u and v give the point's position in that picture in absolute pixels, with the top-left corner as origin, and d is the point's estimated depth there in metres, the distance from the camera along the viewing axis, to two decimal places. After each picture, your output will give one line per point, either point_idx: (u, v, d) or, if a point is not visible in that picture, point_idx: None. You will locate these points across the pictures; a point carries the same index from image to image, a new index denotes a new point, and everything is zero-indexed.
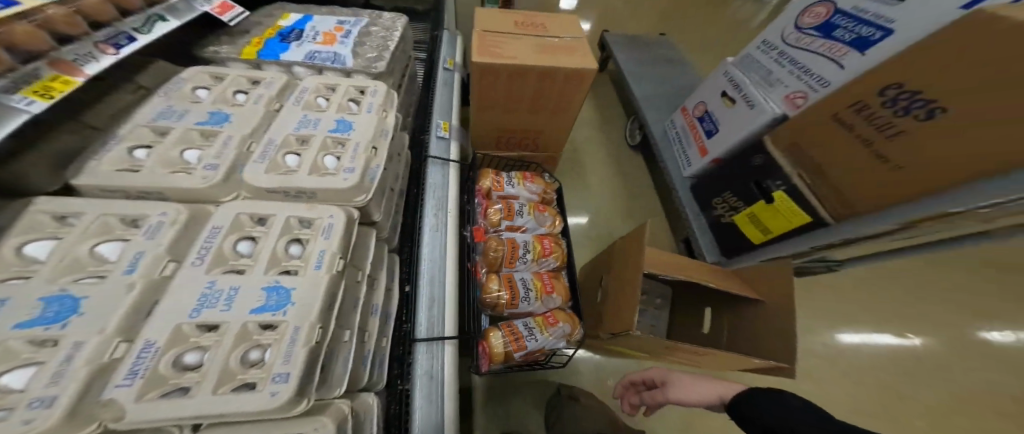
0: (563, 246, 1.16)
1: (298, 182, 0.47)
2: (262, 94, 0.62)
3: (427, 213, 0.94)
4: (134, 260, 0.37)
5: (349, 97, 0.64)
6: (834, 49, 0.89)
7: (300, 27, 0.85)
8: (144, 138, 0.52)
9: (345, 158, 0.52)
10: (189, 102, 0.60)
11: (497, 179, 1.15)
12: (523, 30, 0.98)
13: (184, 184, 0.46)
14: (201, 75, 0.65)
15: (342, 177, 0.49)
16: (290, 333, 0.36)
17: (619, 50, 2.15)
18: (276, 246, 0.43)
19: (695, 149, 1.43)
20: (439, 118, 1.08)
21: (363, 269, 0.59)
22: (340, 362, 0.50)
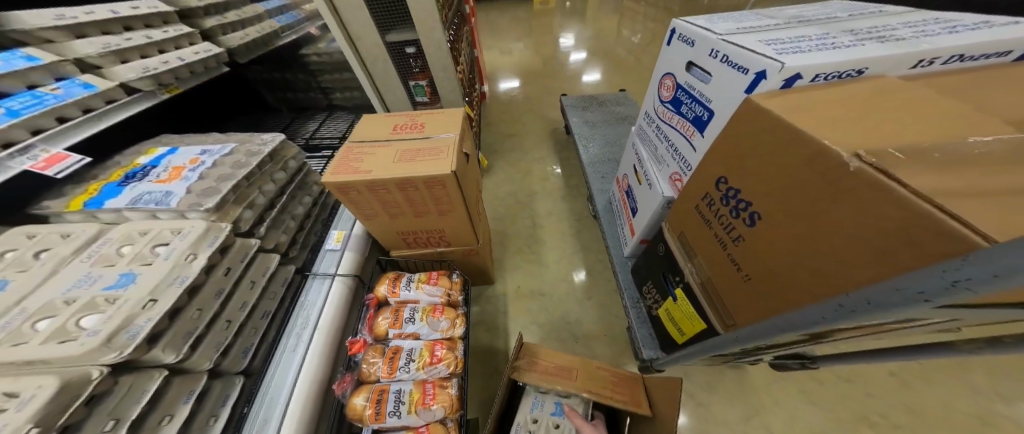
0: (458, 351, 1.04)
1: (23, 354, 0.52)
2: (61, 252, 0.69)
3: (291, 333, 0.92)
4: None
5: (155, 243, 0.72)
6: (685, 128, 0.86)
7: (154, 163, 0.91)
8: None
9: (104, 317, 0.59)
10: None
11: (393, 281, 1.15)
12: (393, 138, 0.97)
13: None
14: (14, 236, 0.70)
15: (79, 342, 0.55)
16: None
17: (574, 115, 2.15)
18: None
19: (627, 226, 1.29)
20: (338, 228, 1.16)
21: (122, 421, 0.57)
22: None
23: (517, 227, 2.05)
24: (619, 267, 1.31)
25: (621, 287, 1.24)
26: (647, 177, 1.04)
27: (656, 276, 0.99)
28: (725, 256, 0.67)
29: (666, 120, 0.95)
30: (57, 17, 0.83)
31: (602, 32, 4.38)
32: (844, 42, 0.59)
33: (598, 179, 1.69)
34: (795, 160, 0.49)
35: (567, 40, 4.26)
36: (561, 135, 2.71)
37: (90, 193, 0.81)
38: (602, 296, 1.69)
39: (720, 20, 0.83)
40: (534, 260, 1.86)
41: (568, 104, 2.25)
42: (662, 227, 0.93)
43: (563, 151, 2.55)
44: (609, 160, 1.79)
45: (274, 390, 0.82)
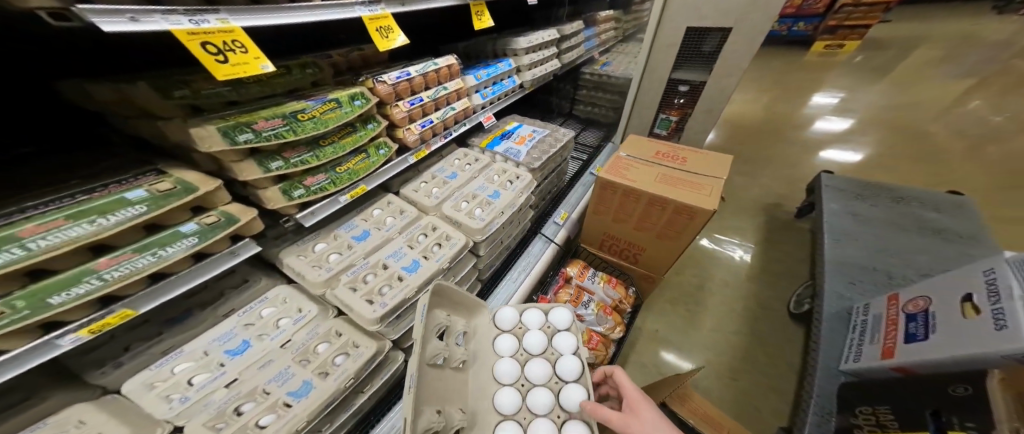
0: (609, 350, 1.19)
1: (456, 217, 1.03)
2: (473, 168, 1.20)
3: (514, 270, 1.24)
4: (391, 226, 0.98)
5: (508, 179, 1.16)
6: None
7: (513, 129, 1.37)
8: (426, 178, 1.15)
9: (483, 213, 1.05)
10: (449, 166, 1.21)
11: (582, 271, 1.34)
12: (657, 161, 1.13)
13: (424, 202, 1.07)
14: (461, 154, 1.26)
15: (477, 221, 1.02)
16: (399, 290, 0.83)
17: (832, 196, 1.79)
18: (427, 245, 0.95)
19: (876, 346, 1.02)
20: (563, 209, 1.45)
21: (455, 275, 1.02)
22: (406, 321, 0.91)
23: (686, 278, 1.90)
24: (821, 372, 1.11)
25: (810, 391, 1.07)
26: (998, 307, 0.74)
27: (904, 405, 0.81)
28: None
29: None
30: (529, 42, 1.23)
31: (899, 110, 3.29)
32: None
33: (843, 283, 1.35)
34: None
35: (845, 106, 3.37)
36: (781, 214, 2.29)
37: (489, 139, 1.32)
38: (766, 410, 1.38)
39: None
40: (694, 322, 1.69)
41: (822, 186, 1.87)
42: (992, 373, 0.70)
43: (775, 232, 2.17)
44: (867, 268, 1.40)
45: (496, 297, 1.15)
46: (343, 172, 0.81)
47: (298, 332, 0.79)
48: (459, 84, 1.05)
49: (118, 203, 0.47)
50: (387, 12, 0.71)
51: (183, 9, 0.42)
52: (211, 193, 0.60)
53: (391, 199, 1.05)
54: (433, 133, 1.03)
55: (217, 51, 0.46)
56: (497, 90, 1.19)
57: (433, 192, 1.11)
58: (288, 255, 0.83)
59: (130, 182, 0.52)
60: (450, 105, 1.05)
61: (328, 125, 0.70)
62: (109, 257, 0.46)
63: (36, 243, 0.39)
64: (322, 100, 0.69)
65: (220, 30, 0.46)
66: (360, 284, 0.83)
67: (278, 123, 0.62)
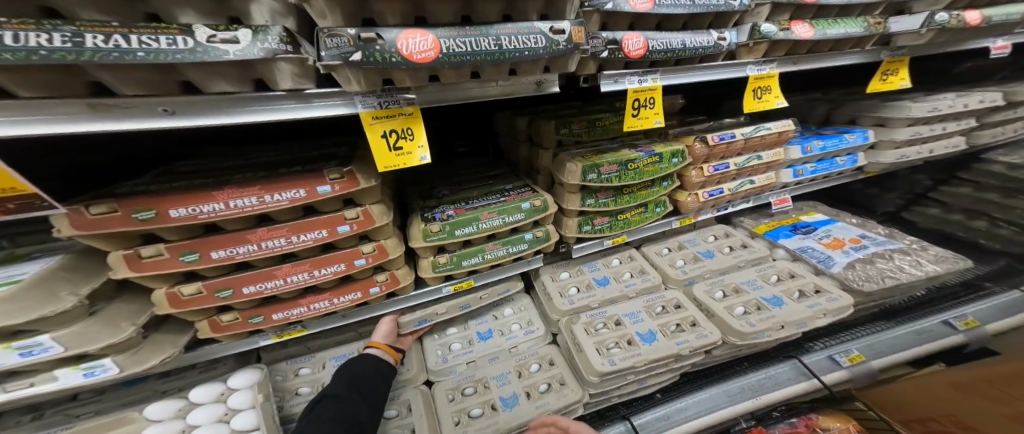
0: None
1: (709, 305, 0.84)
2: (742, 254, 0.96)
3: (734, 381, 0.89)
4: (630, 282, 0.93)
5: (801, 288, 0.83)
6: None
7: (817, 224, 1.00)
8: (675, 245, 1.03)
9: (751, 317, 0.79)
10: (705, 240, 1.03)
11: (852, 433, 0.80)
12: None
13: (668, 270, 0.96)
14: (721, 230, 1.05)
15: (744, 324, 0.78)
16: (630, 356, 0.76)
17: None
18: (668, 320, 0.83)
19: None
20: (854, 347, 0.93)
21: (676, 365, 0.83)
22: (612, 386, 0.82)
23: None
24: None
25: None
26: None
27: None
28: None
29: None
30: (931, 109, 0.87)
31: None
32: None
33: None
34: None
35: None
36: None
37: (768, 225, 1.03)
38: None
39: None
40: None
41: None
42: None
43: None
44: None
45: (698, 402, 0.86)
46: (620, 220, 0.85)
47: (523, 342, 0.90)
48: (778, 155, 0.85)
49: (515, 208, 0.70)
50: (777, 72, 0.60)
51: (638, 72, 0.53)
52: (551, 214, 0.77)
53: (632, 255, 1.01)
54: (713, 205, 0.91)
55: (637, 106, 0.57)
56: (822, 169, 0.91)
57: (681, 264, 0.96)
58: (544, 273, 0.96)
59: (518, 192, 0.76)
60: (749, 177, 0.88)
61: (643, 177, 0.76)
62: (492, 244, 0.72)
63: (481, 224, 0.67)
64: (650, 153, 0.75)
65: (645, 89, 0.55)
66: (593, 329, 0.84)
67: (614, 169, 0.74)
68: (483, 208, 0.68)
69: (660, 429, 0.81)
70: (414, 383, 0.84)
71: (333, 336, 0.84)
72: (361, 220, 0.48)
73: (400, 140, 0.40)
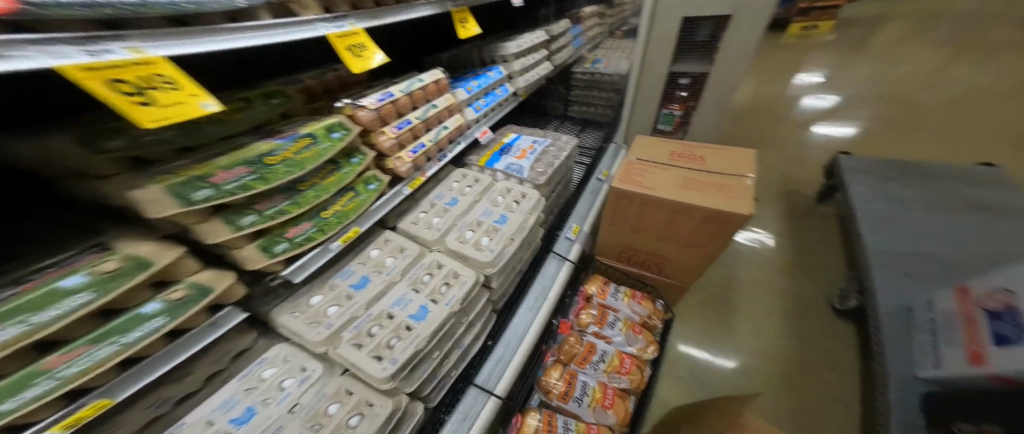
0: (645, 374, 1.10)
1: (461, 251, 0.92)
2: (474, 190, 1.09)
3: (529, 294, 1.12)
4: (391, 269, 0.88)
5: (513, 199, 1.04)
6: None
7: (512, 142, 1.26)
8: (425, 207, 1.04)
9: (491, 243, 0.93)
10: (445, 188, 1.10)
11: (603, 287, 1.25)
12: (675, 161, 0.98)
13: (426, 236, 0.97)
14: (456, 175, 1.15)
15: (485, 253, 0.90)
16: (410, 340, 0.74)
17: (858, 180, 1.69)
18: (433, 284, 0.85)
19: (955, 349, 0.91)
20: (574, 221, 1.33)
21: (466, 315, 0.90)
22: (423, 371, 0.79)
23: (714, 279, 1.80)
24: (895, 384, 1.03)
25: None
26: None
27: None
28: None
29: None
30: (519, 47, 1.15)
31: (892, 85, 3.22)
32: None
33: (888, 275, 1.25)
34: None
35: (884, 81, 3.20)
36: (799, 199, 2.18)
37: (488, 156, 1.22)
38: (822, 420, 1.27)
39: None
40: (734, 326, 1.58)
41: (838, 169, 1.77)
42: None
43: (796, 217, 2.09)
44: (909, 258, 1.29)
45: (513, 329, 1.03)
46: (329, 217, 0.73)
47: (305, 394, 0.70)
48: (449, 100, 0.97)
49: (55, 296, 0.36)
50: (358, 27, 0.62)
51: (70, 38, 0.30)
52: (176, 261, 0.49)
53: (387, 238, 0.95)
54: (428, 157, 0.94)
55: (137, 91, 0.35)
56: (491, 101, 1.11)
57: (436, 222, 1.00)
58: (280, 315, 0.74)
59: (70, 259, 0.41)
60: (442, 124, 0.96)
61: (304, 166, 0.62)
62: (50, 359, 0.37)
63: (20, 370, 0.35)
64: (293, 137, 0.61)
65: (138, 63, 0.36)
66: (364, 340, 0.73)
67: (246, 173, 0.53)
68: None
69: (496, 379, 0.92)
70: None
71: None
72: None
73: None
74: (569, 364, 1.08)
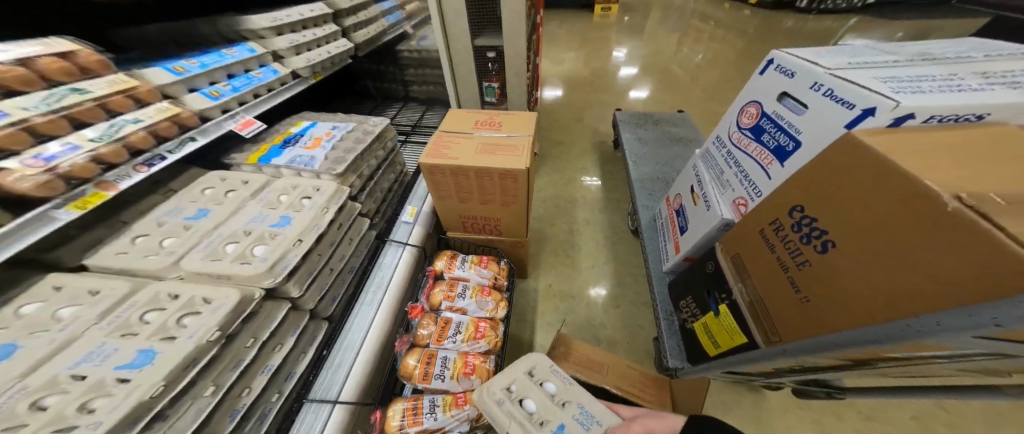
0: (500, 331, 1.18)
1: (220, 267, 0.69)
2: (240, 194, 0.86)
3: (369, 289, 1.07)
4: (70, 322, 0.57)
5: (303, 195, 0.88)
6: (763, 156, 0.92)
7: (302, 132, 1.10)
8: (147, 228, 0.75)
9: (270, 248, 0.74)
10: (191, 200, 0.84)
11: (451, 261, 1.30)
12: (475, 131, 1.09)
13: (151, 265, 0.68)
14: (212, 178, 0.91)
15: (255, 265, 0.70)
16: (136, 388, 0.50)
17: (626, 129, 2.25)
18: (170, 318, 0.60)
19: (672, 245, 1.38)
20: (412, 204, 1.32)
21: (258, 337, 0.71)
22: (189, 415, 0.58)
23: (557, 228, 2.19)
24: (655, 281, 1.39)
25: (656, 299, 1.32)
26: (769, 166, 0.89)
27: (696, 291, 1.09)
28: (784, 278, 0.74)
29: (743, 148, 1.02)
30: (275, 21, 1.09)
31: (653, 52, 4.37)
32: (974, 85, 0.59)
33: (644, 196, 1.78)
34: (886, 197, 0.50)
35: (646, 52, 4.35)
36: (606, 149, 2.80)
37: (264, 151, 1.02)
38: (628, 304, 1.77)
39: (829, 53, 0.85)
40: (577, 264, 1.98)
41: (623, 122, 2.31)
42: (714, 247, 1.02)
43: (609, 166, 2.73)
44: (655, 181, 1.85)
45: (353, 331, 0.97)
46: None
47: None
48: (127, 80, 0.74)
49: None
50: None
51: None
52: None
53: (62, 279, 0.63)
54: (105, 162, 0.66)
55: None
56: (242, 85, 0.99)
57: (169, 244, 0.73)
58: None
59: None
60: (81, 89, 0.66)
61: None
62: None
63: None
64: None
65: None
66: (34, 421, 0.45)
67: None
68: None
69: (332, 393, 0.86)
70: None
71: None
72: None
73: None
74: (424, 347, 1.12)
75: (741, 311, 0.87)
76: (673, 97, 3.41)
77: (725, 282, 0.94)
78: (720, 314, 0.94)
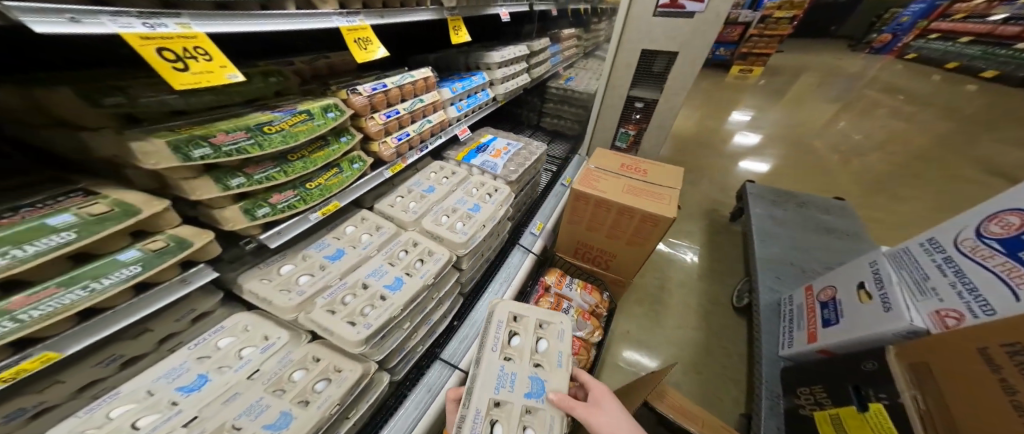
0: (592, 355, 1.38)
1: (437, 232, 0.99)
2: (452, 180, 1.18)
3: (494, 283, 1.22)
4: (365, 243, 0.92)
5: (487, 192, 1.15)
6: (1015, 274, 0.76)
7: (488, 143, 1.38)
8: (404, 190, 1.11)
9: (464, 227, 1.02)
10: (428, 176, 1.19)
11: (560, 279, 1.50)
12: (622, 173, 1.18)
13: (401, 216, 1.03)
14: (437, 165, 1.25)
15: (458, 236, 0.98)
16: (389, 307, 0.79)
17: (755, 201, 2.11)
18: (408, 261, 0.90)
19: (804, 333, 1.24)
20: (538, 219, 1.49)
21: (439, 292, 0.98)
22: (394, 338, 0.84)
23: (649, 278, 2.13)
24: (765, 360, 1.30)
25: (760, 376, 1.23)
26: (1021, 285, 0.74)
27: (834, 384, 0.97)
28: (1009, 404, 0.62)
29: (976, 257, 0.85)
30: (502, 57, 1.27)
31: (796, 128, 3.97)
32: None
33: (771, 279, 1.61)
34: None
35: (787, 127, 3.98)
36: (717, 217, 2.65)
37: (465, 152, 1.31)
38: (712, 380, 1.62)
39: None
40: (661, 321, 1.88)
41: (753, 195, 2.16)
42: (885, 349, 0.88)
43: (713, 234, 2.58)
44: (787, 264, 1.67)
45: (479, 311, 1.13)
46: (312, 188, 0.74)
47: (267, 360, 0.72)
48: (435, 97, 1.05)
49: (40, 231, 0.40)
50: (366, 24, 0.68)
51: (135, 13, 0.38)
52: (162, 216, 0.52)
53: (363, 214, 1.01)
54: (411, 144, 1.00)
55: (175, 58, 0.42)
56: (472, 104, 1.22)
57: (412, 204, 1.07)
58: (248, 280, 0.75)
59: (52, 205, 0.45)
60: (419, 97, 1.00)
61: (299, 138, 0.64)
62: None
63: (26, 314, 0.39)
64: (292, 112, 0.63)
65: (181, 36, 0.42)
66: (345, 306, 0.77)
67: (244, 136, 0.56)
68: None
69: (460, 353, 1.00)
70: None
71: None
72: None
73: (189, 60, 0.43)
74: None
75: (906, 412, 0.74)
76: (813, 182, 3.02)
77: (886, 384, 0.83)
78: (869, 411, 0.82)
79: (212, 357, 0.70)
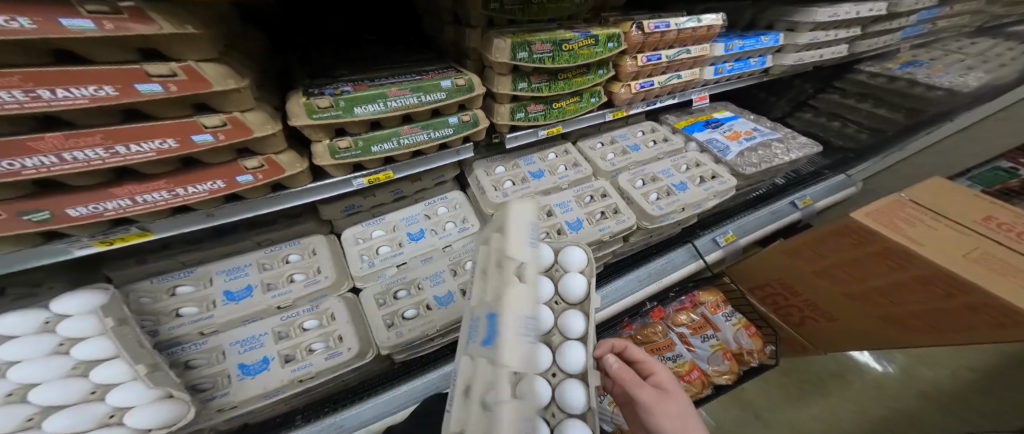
0: (705, 392, 1.10)
1: (630, 194, 0.95)
2: (663, 148, 1.07)
3: (642, 271, 1.06)
4: (562, 176, 0.99)
5: (703, 175, 1.00)
6: None
7: (724, 120, 1.15)
8: (610, 140, 1.10)
9: (660, 202, 0.93)
10: (638, 134, 1.12)
11: (718, 303, 1.22)
12: (984, 233, 0.71)
13: (599, 165, 1.03)
14: (648, 126, 1.15)
15: (654, 210, 0.92)
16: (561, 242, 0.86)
17: None
18: (594, 210, 0.92)
19: None
20: (732, 228, 1.16)
21: (601, 252, 0.97)
22: None
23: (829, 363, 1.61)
24: None
25: None
26: None
27: None
28: None
29: None
30: (829, 16, 0.95)
31: None
32: None
33: None
34: None
35: None
36: None
37: (688, 122, 1.16)
38: None
39: None
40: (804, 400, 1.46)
41: None
42: None
43: (1008, 363, 1.51)
44: None
45: (616, 288, 1.01)
46: (554, 109, 0.85)
47: (458, 240, 0.90)
48: (704, 50, 0.90)
49: (434, 86, 0.61)
50: None
51: None
52: (478, 96, 0.70)
53: (565, 150, 1.05)
54: (645, 97, 0.96)
55: None
56: (738, 69, 0.99)
57: (613, 156, 1.05)
58: (477, 168, 0.96)
59: (441, 72, 0.66)
60: (686, 47, 0.89)
61: (579, 60, 0.73)
62: (398, 87, 0.58)
63: (402, 140, 0.64)
64: (586, 35, 0.72)
65: None
66: None
67: (547, 49, 0.69)
68: (392, 84, 0.58)
69: None
70: (336, 291, 0.77)
71: (289, 228, 0.83)
72: (184, 79, 0.38)
73: None
74: (642, 344, 1.14)
75: None
76: None
77: None
78: None
79: (432, 218, 0.92)
